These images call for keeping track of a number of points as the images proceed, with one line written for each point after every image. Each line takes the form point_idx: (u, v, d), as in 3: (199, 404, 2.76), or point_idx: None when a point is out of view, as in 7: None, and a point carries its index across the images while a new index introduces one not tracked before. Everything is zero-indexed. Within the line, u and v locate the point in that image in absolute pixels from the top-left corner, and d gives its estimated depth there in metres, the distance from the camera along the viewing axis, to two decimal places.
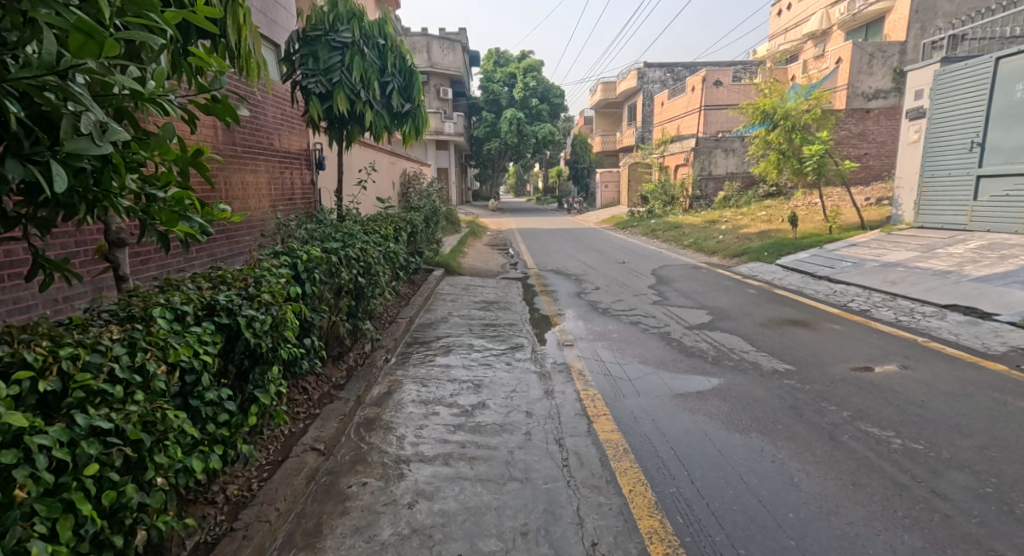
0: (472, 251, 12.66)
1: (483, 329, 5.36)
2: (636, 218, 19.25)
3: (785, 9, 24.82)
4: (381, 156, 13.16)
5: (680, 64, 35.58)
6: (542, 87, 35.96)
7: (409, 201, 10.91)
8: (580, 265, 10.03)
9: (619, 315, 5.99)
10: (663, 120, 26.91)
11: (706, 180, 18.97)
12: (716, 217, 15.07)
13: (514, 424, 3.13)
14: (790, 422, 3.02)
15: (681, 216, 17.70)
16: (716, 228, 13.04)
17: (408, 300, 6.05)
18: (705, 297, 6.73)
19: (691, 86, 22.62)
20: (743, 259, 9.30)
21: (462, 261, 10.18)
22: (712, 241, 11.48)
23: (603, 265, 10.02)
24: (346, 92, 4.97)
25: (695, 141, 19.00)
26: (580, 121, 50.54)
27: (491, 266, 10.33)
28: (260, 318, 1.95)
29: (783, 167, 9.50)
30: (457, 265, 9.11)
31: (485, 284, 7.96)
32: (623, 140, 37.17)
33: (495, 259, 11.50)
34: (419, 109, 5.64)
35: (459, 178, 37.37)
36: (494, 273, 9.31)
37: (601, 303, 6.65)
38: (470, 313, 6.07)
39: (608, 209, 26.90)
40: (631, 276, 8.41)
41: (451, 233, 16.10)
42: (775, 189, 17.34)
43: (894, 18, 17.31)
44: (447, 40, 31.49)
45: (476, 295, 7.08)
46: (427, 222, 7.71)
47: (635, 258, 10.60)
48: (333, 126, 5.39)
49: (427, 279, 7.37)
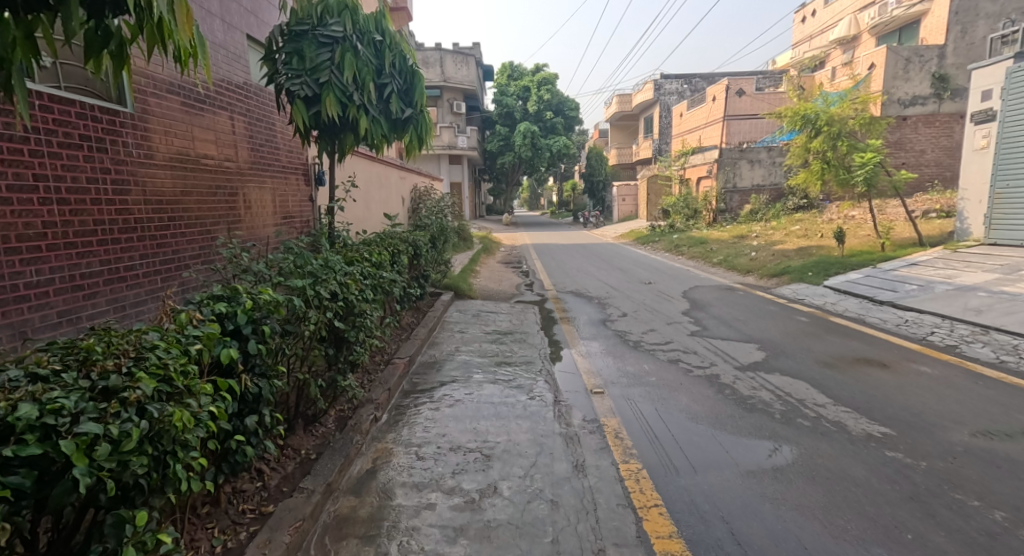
0: (486, 270, 11.94)
1: (495, 369, 4.57)
2: (657, 232, 18.42)
3: (809, 16, 24.10)
4: (388, 169, 12.54)
5: (699, 76, 34.96)
6: (557, 100, 35.52)
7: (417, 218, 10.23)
8: (603, 288, 9.19)
9: (653, 350, 5.15)
10: (682, 132, 26.19)
11: (730, 193, 18.13)
12: (744, 232, 14.19)
13: (537, 523, 2.33)
14: (923, 528, 2.17)
15: (705, 230, 16.83)
16: (747, 244, 12.18)
17: (409, 334, 5.29)
18: (750, 326, 5.88)
19: (712, 96, 21.85)
20: (784, 279, 8.43)
21: (474, 283, 9.45)
22: (745, 259, 10.62)
23: (627, 286, 9.21)
24: (336, 95, 4.24)
25: (718, 152, 18.20)
26: (595, 134, 50.05)
27: (505, 288, 9.57)
28: (110, 438, 1.30)
29: (826, 178, 8.71)
30: (469, 288, 8.36)
31: (499, 310, 7.17)
32: (640, 153, 36.50)
33: (510, 279, 10.74)
34: (421, 116, 4.94)
35: (472, 193, 36.87)
36: (508, 297, 8.54)
37: (631, 334, 5.82)
38: (481, 348, 5.27)
39: (626, 223, 26.09)
40: (661, 300, 7.58)
41: (463, 250, 15.42)
42: (806, 201, 16.47)
43: (931, 21, 16.61)
44: (460, 55, 31.20)
45: (488, 324, 6.30)
46: (434, 242, 6.97)
47: (662, 278, 9.75)
48: (324, 135, 4.67)
49: (434, 306, 6.63)
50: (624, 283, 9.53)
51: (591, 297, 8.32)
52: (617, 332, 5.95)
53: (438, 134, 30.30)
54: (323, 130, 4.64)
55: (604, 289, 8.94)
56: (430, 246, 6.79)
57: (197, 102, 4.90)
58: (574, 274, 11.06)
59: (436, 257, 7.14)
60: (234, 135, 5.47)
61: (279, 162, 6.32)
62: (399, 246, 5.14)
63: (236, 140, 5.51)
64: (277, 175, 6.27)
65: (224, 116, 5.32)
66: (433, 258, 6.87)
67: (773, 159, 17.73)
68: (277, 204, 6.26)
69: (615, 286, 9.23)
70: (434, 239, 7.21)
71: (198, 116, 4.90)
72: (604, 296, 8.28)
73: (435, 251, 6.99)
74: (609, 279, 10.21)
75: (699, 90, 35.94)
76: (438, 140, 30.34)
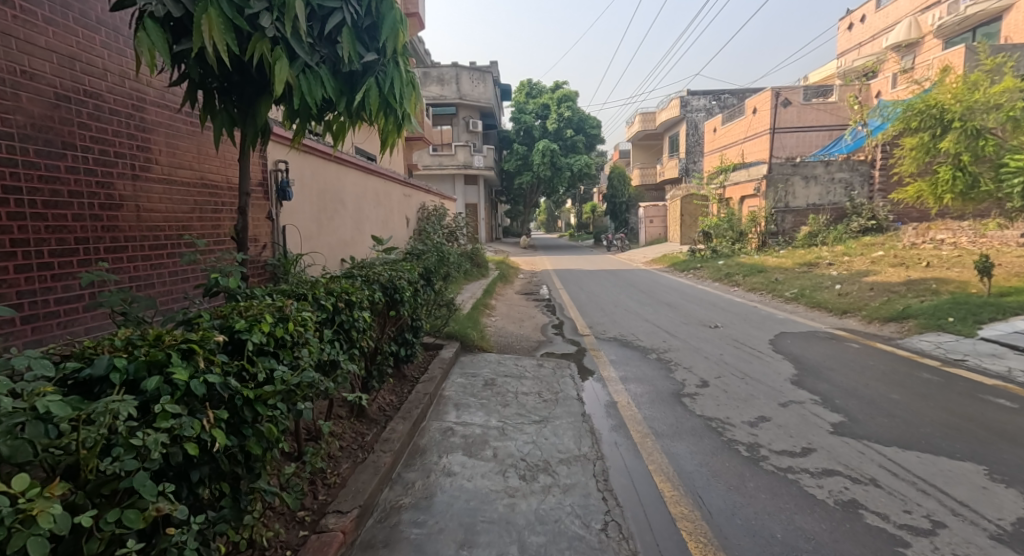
0: (504, 305, 9.93)
1: (524, 525, 2.50)
2: (698, 259, 16.30)
3: (857, 22, 22.20)
4: (388, 185, 10.67)
5: (728, 91, 33.14)
6: (579, 118, 33.86)
7: (419, 244, 8.11)
8: (657, 335, 7.01)
9: (794, 472, 3.00)
10: (717, 148, 24.33)
11: (781, 213, 16.03)
12: (813, 260, 12.01)
13: None
14: None
15: (757, 256, 14.71)
16: (824, 275, 10.03)
17: (377, 437, 3.23)
18: (924, 415, 3.73)
19: (754, 108, 20.32)
20: (907, 326, 6.28)
21: (488, 327, 7.39)
22: (829, 296, 8.49)
23: (686, 332, 7.11)
24: (224, 13, 2.25)
25: (766, 168, 16.17)
26: (614, 155, 48.39)
27: (529, 331, 7.52)
28: None
29: (947, 192, 6.69)
30: (482, 338, 6.30)
31: (524, 374, 5.08)
32: (667, 172, 34.59)
33: (534, 318, 8.70)
34: (397, 70, 2.90)
35: (488, 214, 35.18)
36: (532, 348, 6.45)
37: (734, 427, 3.69)
38: (497, 460, 3.19)
39: (657, 247, 24.01)
40: (747, 360, 5.45)
41: (476, 277, 13.49)
42: (873, 222, 14.65)
43: (1016, 18, 14.68)
44: (477, 71, 29.79)
45: (507, 406, 4.21)
46: (431, 275, 4.94)
47: (731, 323, 7.54)
48: (237, 100, 2.77)
49: (429, 374, 4.55)
50: (686, 328, 7.35)
51: (646, 351, 6.16)
52: (710, 421, 3.81)
53: (453, 153, 28.76)
54: (234, 89, 2.74)
55: (661, 338, 6.79)
56: (426, 274, 4.76)
57: (47, 80, 3.11)
58: (614, 313, 8.92)
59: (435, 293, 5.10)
60: (129, 130, 3.66)
61: (215, 175, 4.59)
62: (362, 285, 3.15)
63: (133, 133, 3.69)
64: (217, 193, 4.58)
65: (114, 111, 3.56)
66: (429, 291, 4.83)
67: (831, 175, 15.56)
68: (226, 231, 4.67)
69: (672, 333, 7.07)
70: (429, 263, 5.16)
71: (64, 115, 3.20)
72: (663, 350, 6.11)
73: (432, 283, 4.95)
74: (660, 321, 8.05)
75: (728, 106, 34.03)
76: (453, 160, 28.77)
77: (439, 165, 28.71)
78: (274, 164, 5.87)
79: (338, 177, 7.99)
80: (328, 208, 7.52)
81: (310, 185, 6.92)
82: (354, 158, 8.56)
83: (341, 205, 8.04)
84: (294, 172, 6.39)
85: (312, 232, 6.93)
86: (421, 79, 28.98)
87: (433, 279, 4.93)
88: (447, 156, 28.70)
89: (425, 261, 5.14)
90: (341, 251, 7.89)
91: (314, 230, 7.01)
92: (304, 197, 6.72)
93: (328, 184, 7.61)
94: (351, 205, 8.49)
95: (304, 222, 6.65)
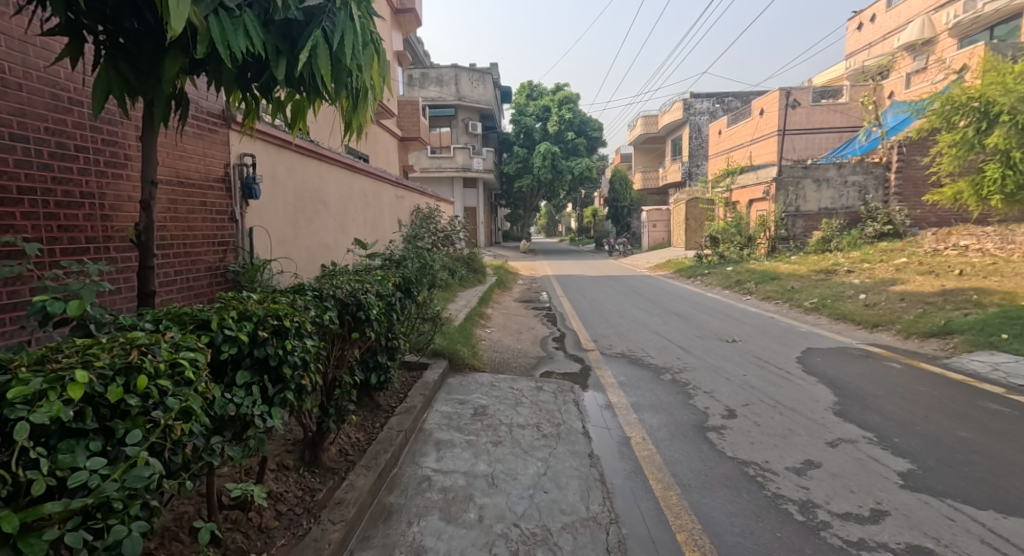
0: (500, 315, 9.24)
1: None
2: (705, 265, 15.65)
3: (868, 22, 21.63)
4: (377, 185, 9.99)
5: (732, 94, 32.60)
6: (580, 120, 33.30)
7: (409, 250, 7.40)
8: (669, 351, 6.31)
9: (870, 549, 2.30)
10: (722, 151, 23.78)
11: (792, 218, 15.39)
12: (830, 267, 11.35)
13: None
14: None
15: (768, 263, 14.05)
16: (845, 283, 9.36)
17: (329, 497, 2.52)
18: (1012, 460, 3.03)
19: (760, 109, 19.84)
20: (952, 342, 5.60)
21: (482, 341, 6.70)
22: (854, 307, 7.81)
23: (701, 347, 6.42)
24: None
25: (776, 170, 15.53)
26: (616, 159, 47.82)
27: (527, 345, 6.85)
28: None
29: (988, 195, 6.13)
30: (475, 355, 5.61)
31: (520, 401, 4.39)
32: (670, 176, 34.00)
33: (533, 329, 8.02)
34: (350, 22, 2.24)
35: (488, 218, 34.54)
36: (531, 366, 5.76)
37: (778, 476, 2.98)
38: (482, 527, 2.50)
39: (661, 252, 23.35)
40: (777, 384, 4.76)
41: (473, 284, 12.82)
42: (890, 227, 14.04)
43: None
44: (477, 72, 29.22)
45: (499, 445, 3.52)
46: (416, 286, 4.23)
47: (749, 337, 6.84)
48: (138, 59, 2.12)
49: (407, 403, 3.86)
50: (700, 343, 6.66)
51: (658, 371, 5.46)
52: (747, 468, 3.11)
53: (452, 155, 28.17)
54: (135, 46, 2.11)
55: (674, 355, 6.09)
56: (407, 282, 4.01)
57: None
58: (620, 325, 8.23)
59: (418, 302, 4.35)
60: (27, 103, 2.98)
61: None
62: (312, 301, 2.47)
63: (30, 104, 2.99)
64: None
65: (11, 83, 2.91)
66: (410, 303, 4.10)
67: (843, 178, 14.96)
68: None
69: (685, 349, 6.37)
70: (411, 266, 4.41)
71: None
72: (678, 370, 5.42)
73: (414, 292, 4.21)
74: (671, 333, 7.37)
75: (732, 109, 33.42)
76: (451, 163, 28.18)
77: (437, 167, 28.12)
78: (236, 158, 5.18)
79: (319, 175, 7.31)
80: (306, 207, 6.84)
81: (284, 184, 6.25)
82: (338, 154, 7.87)
83: (322, 205, 7.36)
84: (262, 167, 5.69)
85: (286, 233, 6.24)
86: (420, 79, 28.39)
87: (415, 286, 4.18)
88: (446, 158, 28.10)
89: (404, 264, 4.38)
90: (321, 255, 7.21)
91: (288, 232, 6.33)
92: (276, 195, 6.03)
93: (307, 182, 6.93)
94: (334, 206, 7.81)
95: (275, 223, 5.97)
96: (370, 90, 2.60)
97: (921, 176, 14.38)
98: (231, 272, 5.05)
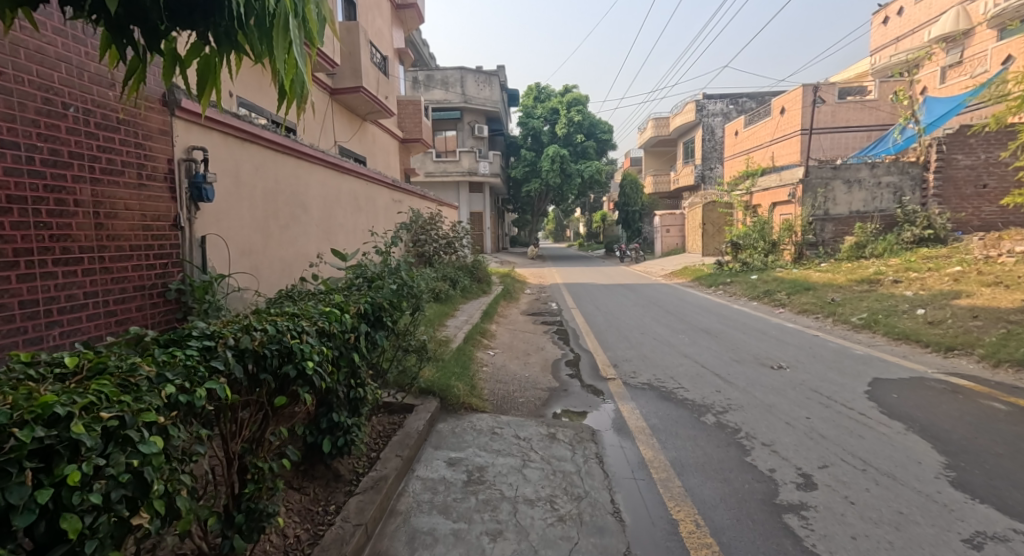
0: (506, 332, 8.30)
1: None
2: (726, 273, 14.67)
3: (894, 16, 20.64)
4: (369, 187, 9.05)
5: (746, 94, 31.63)
6: (590, 122, 32.41)
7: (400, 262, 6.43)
8: (705, 381, 5.31)
9: None
10: (739, 153, 22.84)
11: (820, 222, 14.43)
12: (871, 276, 10.35)
13: None
14: None
15: (796, 271, 13.09)
16: (894, 296, 8.36)
17: None
18: None
19: (782, 108, 19.28)
20: None
21: (483, 369, 5.75)
22: (915, 324, 6.81)
23: (743, 376, 5.43)
24: None
25: (802, 171, 14.56)
26: (626, 162, 46.89)
27: (536, 373, 5.91)
28: None
29: None
30: (474, 391, 4.66)
31: (528, 460, 3.42)
32: (682, 179, 33.02)
33: (543, 351, 7.07)
34: None
35: (494, 224, 33.68)
36: (540, 404, 4.80)
37: None
38: None
39: (675, 258, 22.35)
40: (854, 433, 3.76)
41: (478, 295, 11.93)
42: (931, 231, 13.11)
43: None
44: (483, 74, 28.36)
45: (499, 539, 2.53)
46: (398, 314, 3.27)
47: (797, 362, 5.84)
48: None
49: (376, 471, 2.89)
50: (741, 370, 5.66)
51: (697, 410, 4.47)
52: None
53: (458, 160, 27.42)
54: None
55: (712, 387, 5.08)
56: (377, 307, 2.97)
57: None
58: (642, 344, 7.24)
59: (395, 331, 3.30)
60: None
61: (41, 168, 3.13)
62: (181, 363, 1.58)
63: None
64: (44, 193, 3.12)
65: None
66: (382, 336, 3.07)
67: (877, 179, 14.05)
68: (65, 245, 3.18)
69: (724, 378, 5.37)
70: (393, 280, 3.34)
71: None
72: (721, 410, 4.43)
73: (391, 318, 3.15)
74: (703, 356, 6.38)
75: (746, 109, 32.37)
76: (457, 167, 27.44)
77: (442, 172, 27.41)
78: (181, 151, 4.22)
79: (297, 174, 6.36)
80: (279, 212, 5.90)
81: (251, 186, 5.32)
82: (320, 152, 6.91)
83: (300, 209, 6.41)
84: (218, 165, 4.73)
85: (251, 244, 5.30)
86: (425, 82, 27.63)
87: (391, 310, 3.13)
88: (451, 162, 27.37)
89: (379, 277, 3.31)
90: (298, 267, 6.29)
91: (254, 240, 5.37)
92: (239, 199, 5.09)
93: (282, 184, 5.98)
94: (316, 211, 6.88)
95: (237, 233, 5.03)
96: (282, 14, 1.76)
97: (962, 177, 13.47)
98: (172, 291, 4.08)
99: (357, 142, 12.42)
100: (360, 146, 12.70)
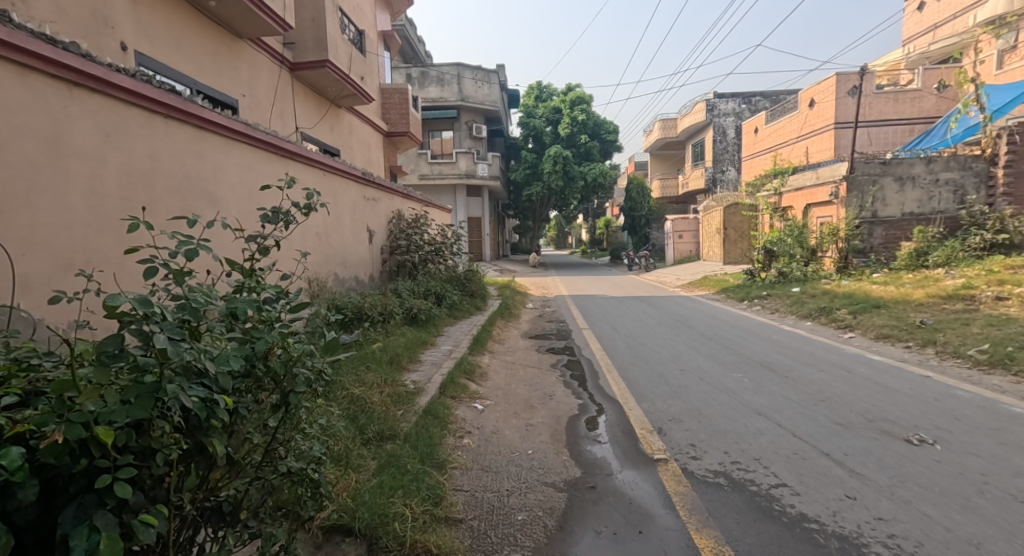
0: (502, 368, 6.31)
1: None
2: (759, 284, 12.74)
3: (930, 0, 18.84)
4: (325, 179, 7.09)
5: (760, 93, 29.83)
6: (595, 122, 30.55)
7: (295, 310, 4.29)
8: (817, 471, 3.30)
9: None
10: (760, 151, 20.97)
11: (868, 225, 12.48)
12: (957, 290, 8.37)
13: None
14: None
15: (847, 283, 11.14)
16: (1013, 319, 6.39)
17: None
18: None
19: (811, 100, 17.49)
20: None
21: (460, 445, 3.75)
22: None
23: (875, 461, 3.41)
24: None
25: (846, 167, 12.65)
26: (630, 166, 45.12)
27: (544, 448, 3.91)
28: None
29: None
30: (437, 514, 2.66)
31: None
32: (692, 183, 31.19)
33: (552, 401, 5.07)
34: None
35: (494, 230, 31.77)
36: (554, 526, 2.78)
37: None
38: None
39: (691, 266, 20.39)
40: None
41: (470, 312, 9.97)
42: (1005, 236, 11.20)
43: None
44: (482, 70, 26.59)
45: None
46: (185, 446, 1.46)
47: (942, 432, 3.83)
48: None
49: None
50: (862, 446, 3.65)
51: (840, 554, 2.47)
52: None
53: (454, 161, 25.67)
54: None
55: (838, 488, 3.07)
56: (52, 448, 1.22)
57: None
58: (688, 392, 5.23)
59: (194, 460, 1.52)
60: None
61: None
62: None
63: None
64: None
65: None
66: (119, 503, 1.33)
67: (934, 175, 12.20)
68: None
69: (846, 465, 3.36)
70: (170, 339, 1.46)
71: None
72: None
73: (149, 451, 1.38)
74: (785, 416, 4.38)
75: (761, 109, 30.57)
76: (454, 168, 25.69)
77: (438, 174, 25.59)
78: None
79: (197, 150, 4.39)
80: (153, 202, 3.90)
81: (91, 159, 3.34)
82: (241, 124, 4.96)
83: (203, 202, 4.46)
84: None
85: (91, 253, 3.34)
86: (419, 78, 25.79)
87: (136, 436, 1.37)
88: (447, 163, 25.56)
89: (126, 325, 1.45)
90: None
91: (104, 245, 3.43)
92: (61, 177, 3.13)
93: (166, 163, 4.02)
94: (236, 206, 4.93)
95: (54, 235, 3.08)
96: None
97: None
98: None
99: (326, 129, 10.47)
100: (332, 136, 10.76)
